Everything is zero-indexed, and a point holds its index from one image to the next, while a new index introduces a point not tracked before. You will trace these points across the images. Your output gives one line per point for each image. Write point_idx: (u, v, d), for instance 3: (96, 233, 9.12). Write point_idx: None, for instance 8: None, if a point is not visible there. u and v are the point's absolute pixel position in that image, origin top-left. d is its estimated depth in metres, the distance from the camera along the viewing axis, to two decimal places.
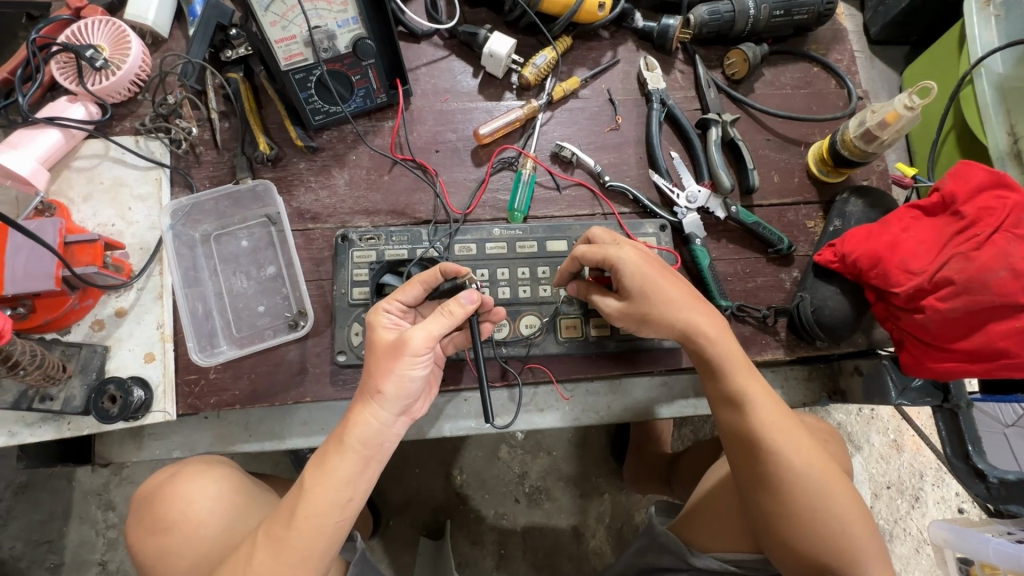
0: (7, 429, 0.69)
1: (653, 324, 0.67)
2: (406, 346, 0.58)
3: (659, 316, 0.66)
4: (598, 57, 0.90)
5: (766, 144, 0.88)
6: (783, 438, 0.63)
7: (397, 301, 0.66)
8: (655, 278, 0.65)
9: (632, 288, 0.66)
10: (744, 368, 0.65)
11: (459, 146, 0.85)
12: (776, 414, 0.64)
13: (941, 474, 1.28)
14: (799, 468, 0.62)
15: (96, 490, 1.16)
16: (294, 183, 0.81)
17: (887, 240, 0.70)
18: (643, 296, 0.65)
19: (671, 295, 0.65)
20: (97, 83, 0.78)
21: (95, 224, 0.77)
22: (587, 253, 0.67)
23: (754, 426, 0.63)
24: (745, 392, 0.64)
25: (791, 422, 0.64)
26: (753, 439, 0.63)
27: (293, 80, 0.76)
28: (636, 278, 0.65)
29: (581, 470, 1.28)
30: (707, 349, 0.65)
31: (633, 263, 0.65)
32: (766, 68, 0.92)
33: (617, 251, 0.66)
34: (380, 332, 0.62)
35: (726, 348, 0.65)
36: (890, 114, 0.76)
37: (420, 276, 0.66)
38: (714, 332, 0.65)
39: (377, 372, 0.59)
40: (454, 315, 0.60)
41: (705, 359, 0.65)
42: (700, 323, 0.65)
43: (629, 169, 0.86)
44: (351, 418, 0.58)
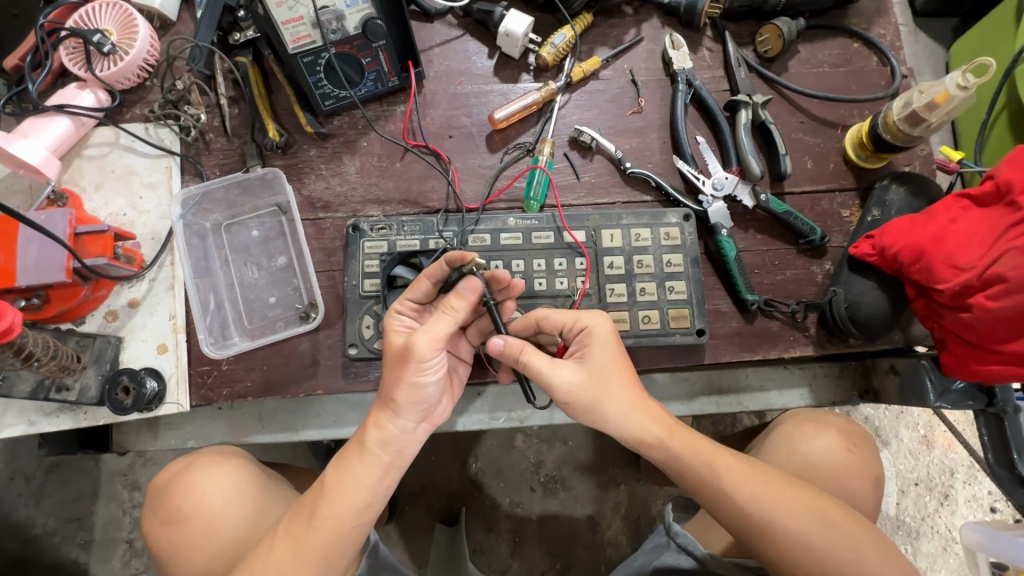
0: (26, 417, 0.70)
1: (612, 403, 0.60)
2: (412, 353, 0.57)
3: (615, 400, 0.60)
4: (621, 35, 0.85)
5: (800, 127, 0.83)
6: (771, 505, 0.58)
7: (410, 300, 0.65)
8: (617, 352, 0.62)
9: (596, 363, 0.62)
10: (705, 446, 0.61)
11: (474, 131, 0.82)
12: (753, 483, 0.59)
13: (973, 472, 1.23)
14: (798, 526, 0.57)
15: (122, 470, 1.18)
16: (304, 170, 0.79)
17: (933, 232, 0.65)
18: (607, 374, 0.61)
19: (629, 388, 0.62)
20: (105, 68, 0.76)
21: (107, 214, 0.76)
22: (558, 316, 0.64)
23: (738, 508, 0.58)
24: (715, 472, 0.60)
25: (770, 478, 0.60)
26: (741, 522, 0.58)
27: (301, 63, 0.73)
28: (604, 353, 0.62)
29: (596, 460, 1.26)
30: (668, 441, 0.61)
31: (605, 334, 0.63)
32: (802, 45, 0.86)
33: (590, 316, 0.64)
34: (391, 336, 0.62)
35: (684, 435, 0.61)
36: (940, 94, 0.70)
37: (428, 270, 0.64)
38: (666, 424, 0.61)
39: (389, 381, 0.58)
40: (455, 311, 0.58)
41: (670, 451, 0.61)
42: (647, 416, 0.61)
43: (651, 154, 0.82)
44: (372, 421, 0.58)
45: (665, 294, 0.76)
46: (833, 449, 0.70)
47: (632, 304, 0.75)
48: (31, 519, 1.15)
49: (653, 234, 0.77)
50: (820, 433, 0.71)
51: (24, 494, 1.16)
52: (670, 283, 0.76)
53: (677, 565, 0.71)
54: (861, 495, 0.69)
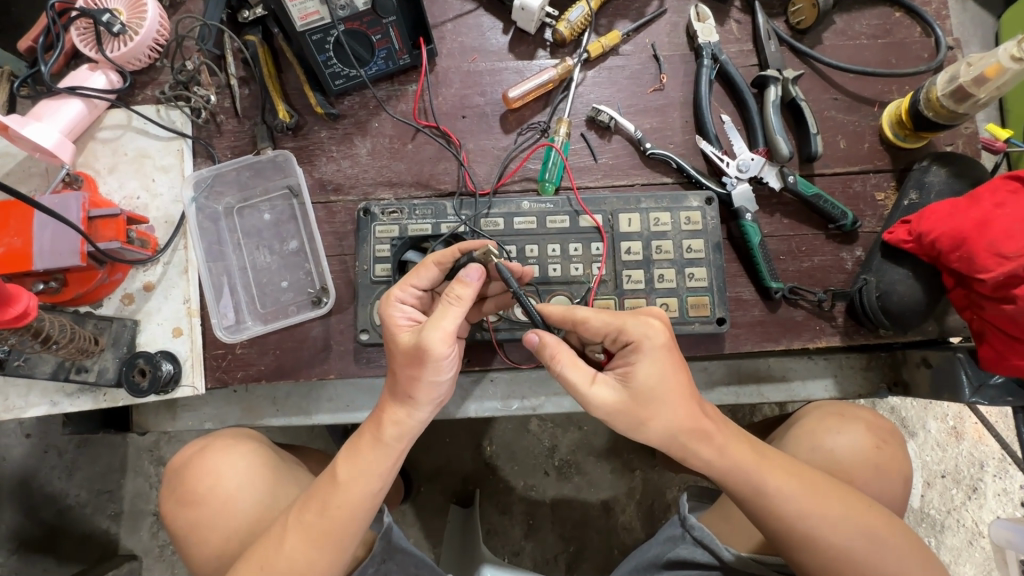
0: (49, 398, 0.72)
1: (657, 425, 0.56)
2: (427, 354, 0.54)
3: (661, 422, 0.55)
4: (643, 7, 0.81)
5: (833, 104, 0.78)
6: (819, 520, 0.56)
7: (413, 287, 0.61)
8: (670, 372, 0.56)
9: (644, 383, 0.55)
10: (755, 460, 0.57)
11: (487, 111, 0.79)
12: (804, 499, 0.56)
13: (1004, 466, 1.18)
14: (844, 540, 0.55)
15: (148, 446, 1.22)
16: (315, 152, 0.78)
17: (976, 218, 0.60)
18: (655, 396, 0.55)
19: (681, 410, 0.56)
20: (116, 49, 0.76)
21: (121, 197, 0.76)
22: (597, 321, 0.57)
23: (782, 521, 0.56)
24: (764, 486, 0.56)
25: (823, 491, 0.57)
26: (787, 534, 0.56)
27: (310, 41, 0.70)
28: (654, 371, 0.56)
29: (612, 446, 1.26)
30: (714, 458, 0.57)
31: (655, 349, 0.56)
32: (838, 15, 0.80)
33: (637, 327, 0.57)
34: (396, 329, 0.58)
35: (729, 446, 0.57)
36: (990, 67, 0.65)
37: (435, 256, 0.61)
38: (714, 439, 0.57)
39: (406, 379, 0.56)
40: (462, 298, 0.55)
41: (719, 450, 0.57)
42: (695, 434, 0.56)
43: (673, 135, 0.78)
44: (386, 416, 0.58)
45: (685, 281, 0.73)
46: (859, 445, 0.67)
47: (650, 290, 0.73)
48: (65, 491, 1.19)
49: (672, 219, 0.74)
50: (847, 428, 0.68)
51: (57, 466, 1.20)
52: (690, 269, 0.73)
53: (693, 558, 0.69)
54: (886, 493, 0.66)
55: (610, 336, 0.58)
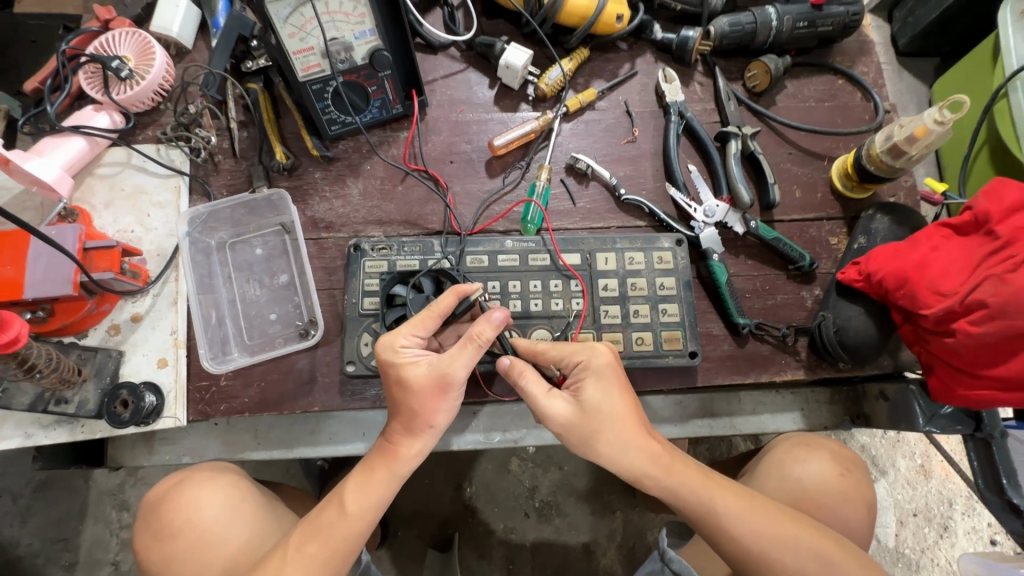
0: (23, 430, 0.70)
1: (606, 441, 0.59)
2: (453, 384, 0.59)
3: (608, 437, 0.58)
4: (616, 68, 0.90)
5: (788, 158, 0.86)
6: (768, 540, 0.57)
7: (417, 334, 0.61)
8: (617, 391, 0.59)
9: (592, 398, 0.59)
10: (704, 484, 0.59)
11: (473, 157, 0.85)
12: (753, 522, 0.58)
13: (971, 503, 1.23)
14: (797, 562, 0.57)
15: (111, 490, 1.26)
16: (308, 192, 0.82)
17: (915, 260, 0.66)
18: (600, 410, 0.59)
19: (627, 427, 0.59)
20: (122, 92, 0.80)
21: (115, 230, 0.78)
22: (550, 347, 0.61)
23: (735, 543, 0.57)
24: (716, 509, 0.58)
25: (774, 514, 0.59)
26: (742, 557, 0.57)
27: (310, 91, 0.76)
28: (600, 389, 0.59)
29: (592, 486, 1.27)
30: (663, 476, 0.59)
31: (602, 370, 0.60)
32: (789, 80, 0.90)
33: (587, 350, 0.61)
34: (408, 369, 0.59)
35: (680, 469, 0.60)
36: (918, 129, 0.73)
37: (439, 306, 0.62)
38: (664, 463, 0.59)
39: (424, 410, 0.59)
40: (484, 341, 0.59)
41: (667, 480, 0.59)
42: (650, 458, 0.59)
43: (645, 182, 0.85)
44: (400, 448, 0.60)
45: (658, 316, 0.77)
46: (825, 473, 0.69)
47: (626, 325, 0.77)
48: (17, 539, 1.21)
49: (646, 258, 0.79)
50: (813, 457, 0.71)
51: (11, 513, 1.22)
52: (663, 305, 0.78)
53: None
54: (854, 521, 0.68)
55: (565, 360, 0.62)
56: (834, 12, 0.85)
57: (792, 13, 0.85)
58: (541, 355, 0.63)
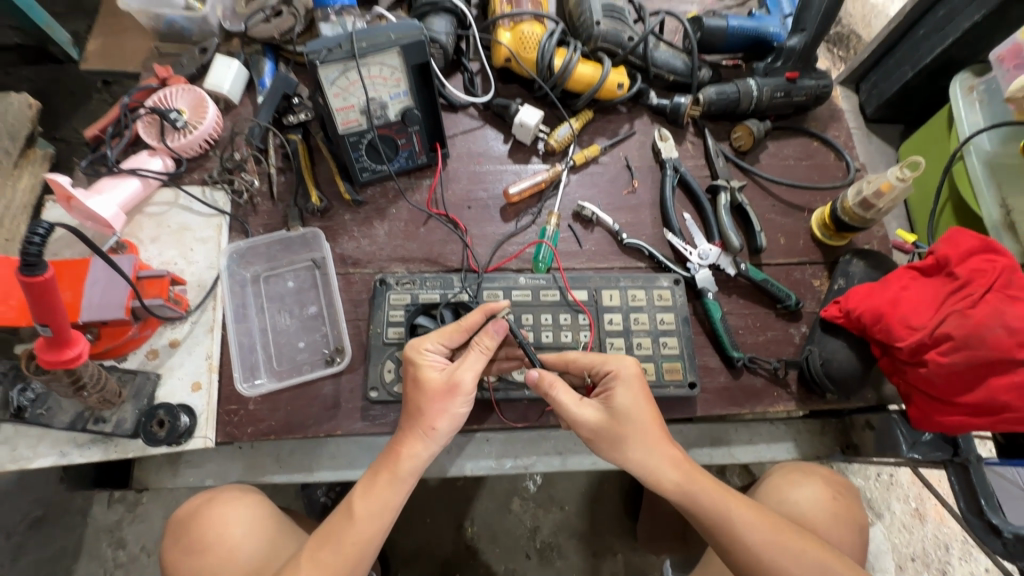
0: (58, 448, 0.73)
1: (632, 446, 0.64)
2: (458, 387, 0.65)
3: (635, 442, 0.64)
4: (617, 128, 1.01)
5: (772, 209, 0.96)
6: (779, 550, 0.61)
7: (442, 343, 0.69)
8: (642, 400, 0.65)
9: (622, 405, 0.65)
10: (721, 495, 0.64)
11: (489, 204, 0.94)
12: (764, 532, 0.62)
13: (967, 548, 1.31)
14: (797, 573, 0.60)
15: (108, 527, 1.26)
16: (338, 232, 0.90)
17: (888, 298, 0.73)
18: (629, 417, 0.64)
19: (651, 433, 0.65)
20: (176, 140, 0.89)
21: (159, 262, 0.84)
22: (585, 358, 0.68)
23: (749, 552, 0.61)
24: (729, 516, 0.63)
25: (782, 530, 0.63)
26: (753, 566, 0.61)
27: (347, 143, 0.86)
28: (628, 397, 0.65)
29: (592, 527, 1.31)
30: (682, 483, 0.64)
31: (628, 379, 0.66)
32: (770, 141, 1.02)
33: (616, 360, 0.67)
34: (425, 370, 0.67)
35: (698, 478, 0.64)
36: (884, 185, 0.83)
37: (467, 320, 0.69)
38: (684, 469, 0.64)
39: (429, 411, 0.65)
40: (489, 349, 0.67)
41: (687, 487, 0.64)
42: (671, 463, 0.64)
43: (644, 228, 0.94)
44: (402, 451, 0.64)
45: (659, 348, 0.84)
46: (820, 497, 0.74)
47: (630, 356, 0.83)
48: None
49: (647, 295, 0.87)
50: (807, 481, 0.76)
51: None
52: (663, 338, 0.84)
53: None
54: (850, 543, 0.72)
55: (596, 370, 0.68)
56: (807, 85, 0.98)
57: (770, 84, 0.97)
58: (571, 366, 0.69)
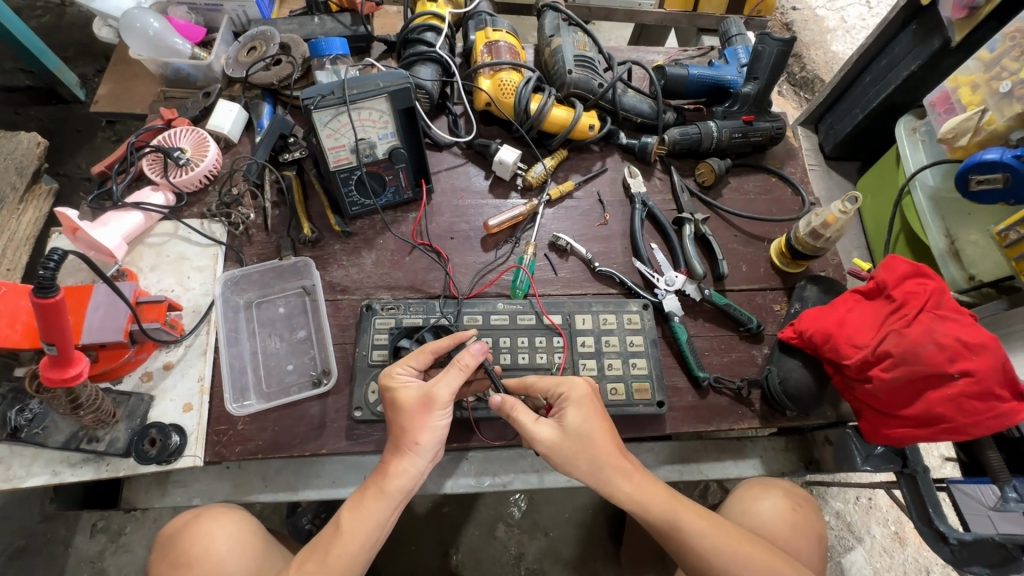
0: (51, 468, 0.76)
1: (586, 459, 0.67)
2: (434, 402, 0.69)
3: (588, 458, 0.67)
4: (589, 165, 1.09)
5: (734, 239, 1.03)
6: (728, 555, 0.66)
7: (411, 365, 0.75)
8: (594, 417, 0.69)
9: (575, 423, 0.68)
10: (673, 504, 0.68)
11: (471, 234, 1.00)
12: (714, 538, 0.67)
13: (946, 571, 1.34)
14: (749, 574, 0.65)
15: (90, 557, 1.26)
16: (328, 261, 0.96)
17: (835, 319, 0.80)
18: (583, 434, 0.68)
19: (603, 449, 0.68)
20: (178, 176, 0.96)
21: (158, 290, 0.89)
22: (541, 383, 0.73)
23: (699, 555, 0.66)
24: (680, 525, 0.67)
25: (736, 536, 0.67)
26: (704, 568, 0.66)
27: (338, 178, 0.93)
28: (580, 415, 0.69)
29: (576, 553, 1.32)
30: (634, 493, 0.68)
31: (579, 399, 0.70)
32: (731, 177, 1.10)
33: (568, 383, 0.71)
34: (402, 391, 0.71)
35: (651, 488, 0.69)
36: (829, 217, 0.90)
37: (431, 344, 0.76)
38: (636, 480, 0.68)
39: (412, 428, 0.69)
40: (467, 366, 0.71)
41: (639, 498, 0.68)
42: (624, 475, 0.68)
43: (616, 257, 1.00)
44: (392, 469, 0.68)
45: (629, 369, 0.89)
46: (779, 509, 0.78)
47: (601, 376, 0.88)
48: None
49: (617, 319, 0.93)
50: (768, 494, 0.80)
51: None
52: (633, 359, 0.90)
53: None
54: (809, 551, 0.76)
55: (550, 394, 0.72)
56: (762, 127, 1.07)
57: (729, 126, 1.06)
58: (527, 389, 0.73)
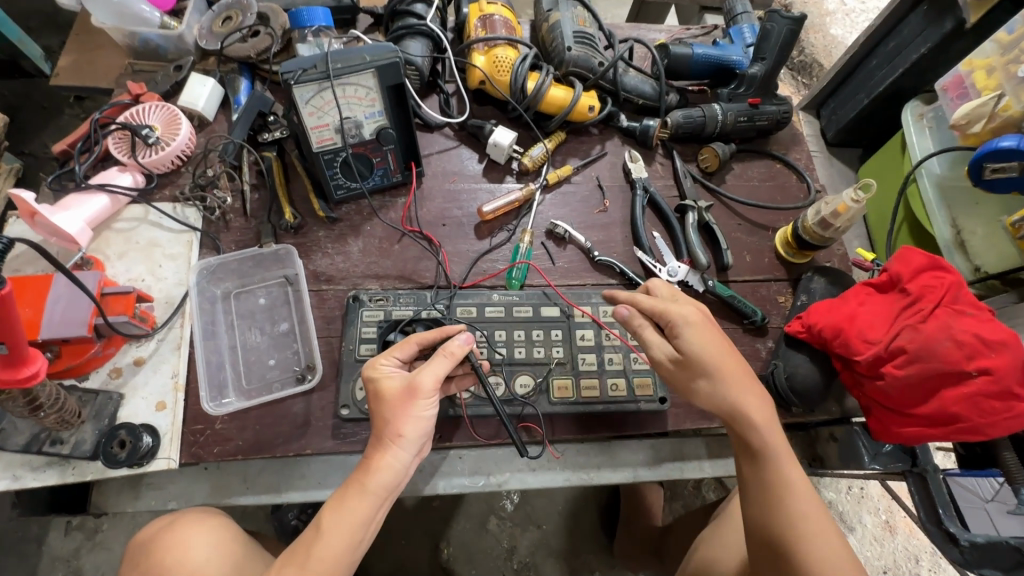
0: (11, 472, 0.70)
1: (725, 378, 0.67)
2: (419, 391, 0.65)
3: (732, 370, 0.68)
4: (588, 149, 1.04)
5: (738, 228, 0.99)
6: (804, 497, 0.64)
7: (396, 356, 0.69)
8: (717, 343, 0.69)
9: (722, 344, 0.69)
10: (776, 439, 0.67)
11: (464, 221, 0.95)
12: (799, 480, 0.65)
13: (937, 560, 1.34)
14: (824, 556, 0.61)
15: (64, 556, 1.20)
16: (312, 248, 0.90)
17: (846, 313, 0.76)
18: (711, 353, 0.68)
19: (733, 364, 0.69)
20: (147, 156, 0.89)
21: (126, 279, 0.83)
22: (646, 306, 0.73)
23: (784, 486, 0.65)
24: (783, 475, 0.65)
25: (825, 519, 0.64)
26: (782, 501, 0.64)
27: (321, 160, 0.86)
28: (708, 341, 0.69)
29: (569, 546, 1.30)
30: (757, 413, 0.67)
31: (695, 322, 0.70)
32: (735, 163, 1.06)
33: (682, 310, 0.71)
34: (384, 382, 0.66)
35: (767, 418, 0.67)
36: (840, 206, 0.87)
37: (416, 335, 0.71)
38: (765, 404, 0.68)
39: (395, 419, 0.64)
40: (455, 354, 0.67)
41: (757, 422, 0.66)
42: (752, 395, 0.68)
43: (616, 246, 0.96)
44: (374, 464, 0.63)
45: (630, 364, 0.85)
46: None
47: (601, 371, 0.84)
48: None
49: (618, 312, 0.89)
50: None
51: None
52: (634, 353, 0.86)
53: None
54: None
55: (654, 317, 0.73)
56: (768, 110, 1.03)
57: (734, 109, 1.02)
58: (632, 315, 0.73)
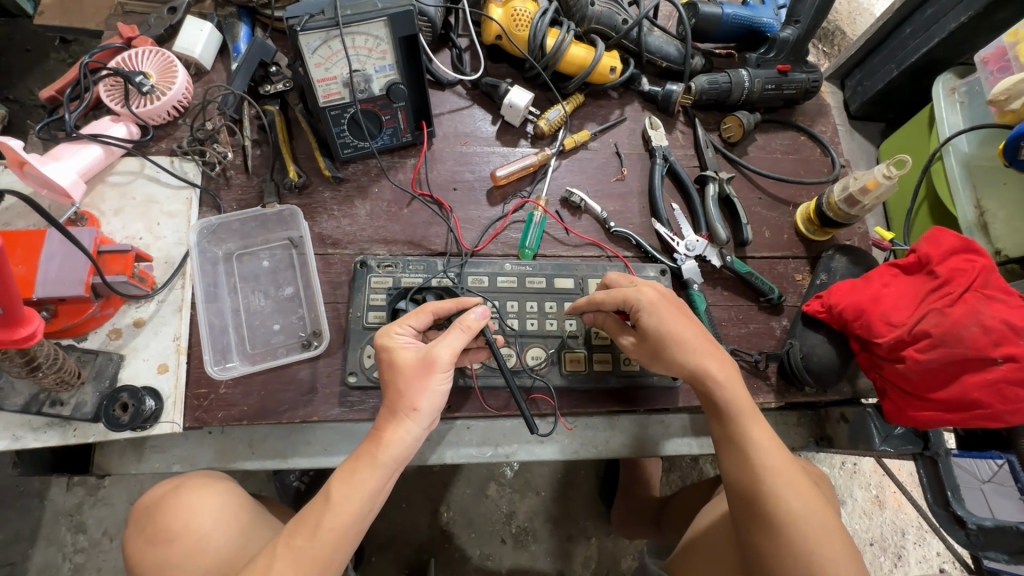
0: (11, 433, 0.69)
1: (676, 353, 0.68)
2: (434, 363, 0.62)
3: (683, 347, 0.68)
4: (607, 114, 0.99)
5: (758, 202, 0.96)
6: (768, 458, 0.65)
7: (411, 325, 0.67)
8: (669, 317, 0.69)
9: (670, 322, 0.68)
10: (742, 404, 0.67)
11: (476, 185, 0.91)
12: (764, 441, 0.66)
13: (922, 533, 1.38)
14: (794, 509, 0.62)
15: (68, 510, 1.21)
16: (317, 211, 0.86)
17: (870, 294, 0.74)
18: (668, 331, 0.68)
19: (691, 337, 0.68)
20: (142, 106, 0.83)
21: (123, 237, 0.79)
22: (606, 298, 0.72)
23: (746, 445, 0.66)
24: (747, 433, 0.66)
25: (793, 475, 0.64)
26: (746, 459, 0.65)
27: (328, 116, 0.81)
28: (659, 318, 0.69)
29: (567, 512, 1.32)
30: (721, 380, 0.67)
31: (650, 303, 0.69)
32: (758, 134, 1.02)
33: (635, 292, 0.71)
34: (399, 352, 0.64)
35: (732, 386, 0.67)
36: (870, 182, 0.84)
37: (433, 304, 0.69)
38: (728, 371, 0.68)
39: (410, 391, 0.62)
40: (472, 328, 0.64)
41: (722, 388, 0.67)
42: (717, 363, 0.68)
43: (632, 217, 0.92)
44: (386, 437, 0.61)
45: None
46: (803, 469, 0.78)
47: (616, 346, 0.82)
48: None
49: None
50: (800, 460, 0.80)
51: None
52: None
53: None
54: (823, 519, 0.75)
55: (621, 307, 0.72)
56: (798, 78, 0.98)
57: (762, 76, 0.96)
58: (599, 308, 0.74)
